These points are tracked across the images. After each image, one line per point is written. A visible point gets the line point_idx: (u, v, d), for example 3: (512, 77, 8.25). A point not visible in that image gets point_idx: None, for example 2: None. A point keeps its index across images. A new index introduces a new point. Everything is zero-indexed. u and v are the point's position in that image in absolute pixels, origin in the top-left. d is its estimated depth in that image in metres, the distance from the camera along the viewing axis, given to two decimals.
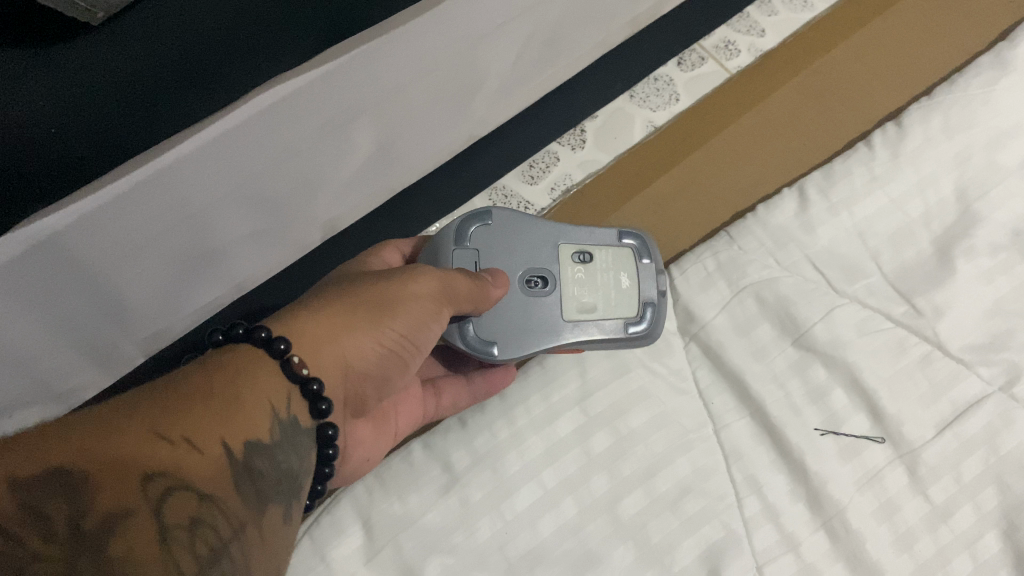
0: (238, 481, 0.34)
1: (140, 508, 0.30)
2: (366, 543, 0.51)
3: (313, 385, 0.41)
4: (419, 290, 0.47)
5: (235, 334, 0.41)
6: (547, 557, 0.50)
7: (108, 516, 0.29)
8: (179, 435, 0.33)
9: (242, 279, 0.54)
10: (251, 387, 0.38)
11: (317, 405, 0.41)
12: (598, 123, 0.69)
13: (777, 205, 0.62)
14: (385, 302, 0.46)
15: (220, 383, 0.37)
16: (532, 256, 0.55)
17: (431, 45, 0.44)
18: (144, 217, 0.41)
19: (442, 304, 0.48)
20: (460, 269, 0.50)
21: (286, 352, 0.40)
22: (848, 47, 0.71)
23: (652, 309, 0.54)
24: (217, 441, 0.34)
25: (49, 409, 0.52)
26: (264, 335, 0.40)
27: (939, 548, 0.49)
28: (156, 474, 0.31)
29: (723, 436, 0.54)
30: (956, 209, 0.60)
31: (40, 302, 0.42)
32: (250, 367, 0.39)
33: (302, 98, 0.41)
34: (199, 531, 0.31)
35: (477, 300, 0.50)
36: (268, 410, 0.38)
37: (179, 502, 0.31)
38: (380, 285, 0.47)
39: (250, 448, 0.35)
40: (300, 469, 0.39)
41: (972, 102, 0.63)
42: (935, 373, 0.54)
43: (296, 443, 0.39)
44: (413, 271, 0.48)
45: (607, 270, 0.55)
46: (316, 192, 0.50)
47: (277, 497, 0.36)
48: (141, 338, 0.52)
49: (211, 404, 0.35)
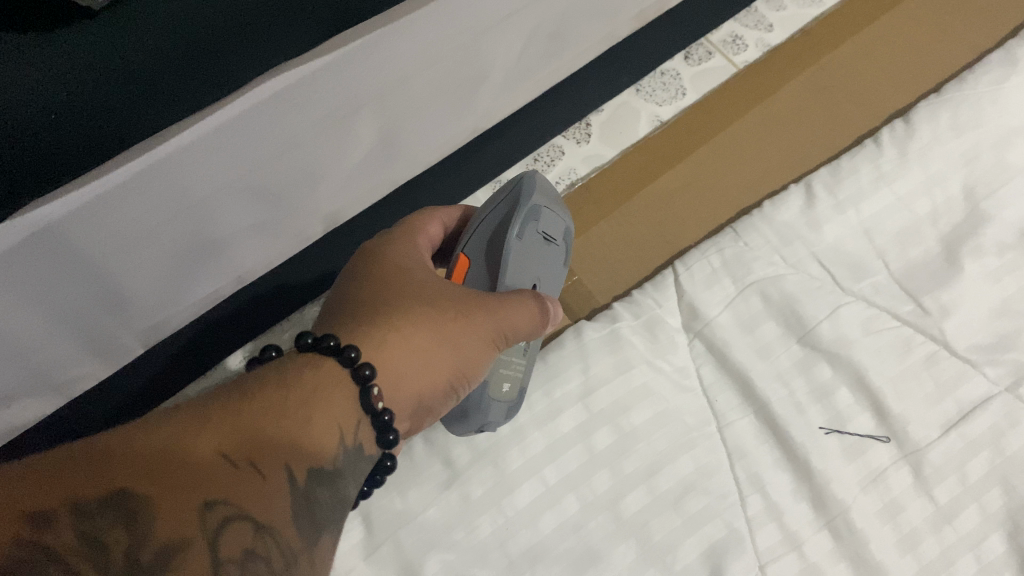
0: (297, 508, 0.32)
1: (195, 541, 0.27)
2: (365, 538, 0.51)
3: (386, 417, 0.39)
4: (480, 332, 0.44)
5: (325, 347, 0.38)
6: (548, 554, 0.50)
7: (163, 549, 0.27)
8: (245, 458, 0.31)
9: (245, 270, 0.54)
10: (323, 409, 0.36)
11: (386, 435, 0.40)
12: (604, 116, 0.68)
13: (784, 201, 0.61)
14: (451, 331, 0.43)
15: (294, 402, 0.35)
16: (549, 274, 0.55)
17: (436, 35, 0.43)
18: (147, 207, 0.40)
19: (498, 342, 0.46)
20: (532, 296, 0.47)
21: (369, 380, 0.38)
22: (857, 43, 0.70)
23: (474, 422, 0.50)
24: (281, 465, 0.32)
25: (46, 400, 0.51)
26: (353, 356, 0.38)
27: (943, 549, 0.49)
28: (216, 502, 0.29)
29: (726, 433, 0.54)
30: (963, 208, 0.60)
31: (45, 291, 0.41)
32: (329, 389, 0.37)
33: (307, 86, 0.40)
34: (252, 566, 0.28)
35: (537, 328, 0.48)
36: (336, 436, 0.36)
37: (235, 534, 0.28)
38: (445, 311, 0.44)
39: (311, 474, 0.34)
40: (351, 495, 0.37)
41: (981, 100, 0.63)
42: (940, 373, 0.54)
43: (357, 470, 0.37)
44: (477, 302, 0.45)
45: (517, 366, 0.52)
46: (319, 182, 0.50)
47: (330, 524, 0.34)
48: (142, 328, 0.51)
49: (281, 424, 0.33)
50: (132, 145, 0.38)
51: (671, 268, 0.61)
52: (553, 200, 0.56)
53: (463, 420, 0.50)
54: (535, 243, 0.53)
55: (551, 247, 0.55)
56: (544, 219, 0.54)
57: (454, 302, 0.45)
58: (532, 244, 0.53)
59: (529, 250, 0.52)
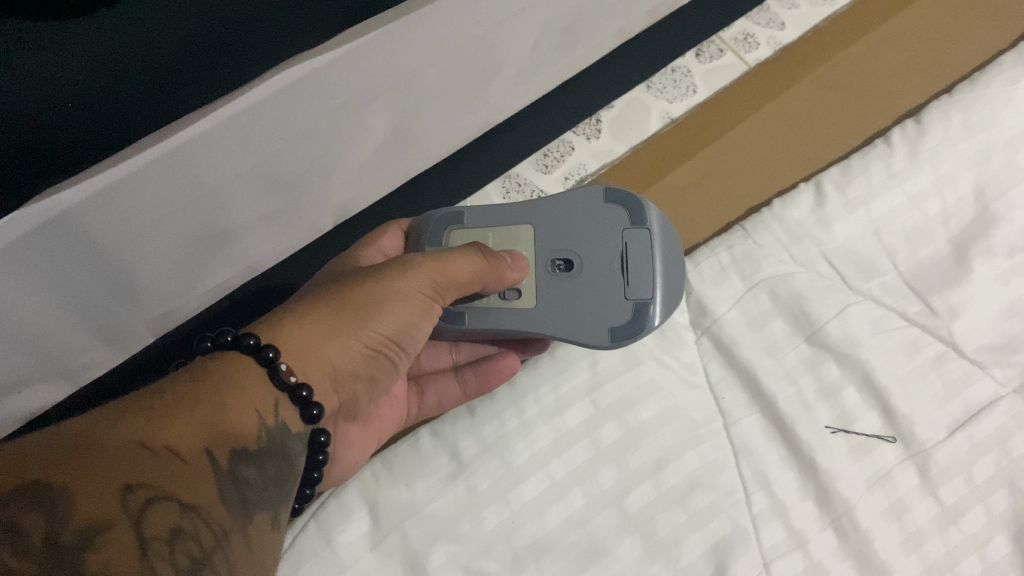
0: (224, 488, 0.33)
1: (117, 522, 0.28)
2: (372, 529, 0.51)
3: (303, 391, 0.40)
4: (406, 287, 0.46)
5: (224, 341, 0.40)
6: (554, 548, 0.50)
7: (85, 530, 0.28)
8: (161, 444, 0.32)
9: (257, 260, 0.54)
10: (236, 395, 0.37)
11: (308, 411, 0.40)
12: (614, 113, 0.68)
13: (794, 199, 0.61)
14: (371, 303, 0.45)
15: (206, 391, 0.36)
16: (587, 294, 0.49)
17: (449, 27, 0.43)
18: (160, 195, 0.41)
19: (436, 295, 0.47)
20: (470, 252, 0.47)
21: (274, 360, 0.40)
22: (869, 42, 0.69)
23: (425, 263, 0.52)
24: (201, 449, 0.33)
25: (56, 387, 0.52)
26: (252, 342, 0.40)
27: (948, 549, 0.49)
28: (137, 485, 0.30)
29: (732, 431, 0.54)
30: (974, 208, 0.60)
31: (57, 277, 0.42)
32: (237, 376, 0.38)
33: (321, 77, 0.40)
34: (180, 544, 0.30)
35: (484, 280, 0.47)
36: (255, 418, 0.37)
37: (160, 513, 0.30)
38: (365, 284, 0.46)
39: (235, 456, 0.35)
40: (293, 471, 0.39)
41: (994, 101, 0.63)
42: (948, 374, 0.54)
43: (286, 449, 0.38)
44: (402, 265, 0.46)
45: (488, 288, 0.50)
46: (331, 173, 0.50)
47: (265, 504, 0.36)
48: (154, 316, 0.52)
49: (196, 412, 0.34)
50: (133, 142, 0.38)
51: None
52: (631, 218, 0.50)
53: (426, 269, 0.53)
54: (597, 216, 0.51)
55: (616, 261, 0.50)
56: (607, 217, 0.51)
57: (376, 272, 0.46)
58: (578, 210, 0.51)
59: (570, 215, 0.51)
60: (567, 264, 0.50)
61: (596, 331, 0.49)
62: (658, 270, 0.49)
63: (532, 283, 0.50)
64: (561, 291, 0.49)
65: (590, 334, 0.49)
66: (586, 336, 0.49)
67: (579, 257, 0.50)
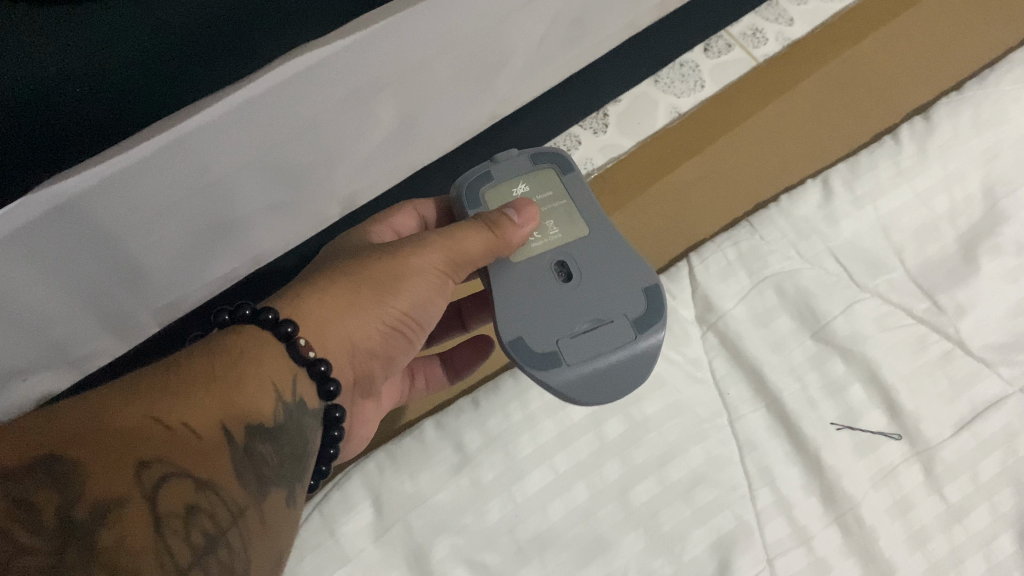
0: (239, 467, 0.32)
1: (133, 497, 0.27)
2: (376, 520, 0.51)
3: (321, 366, 0.39)
4: (422, 264, 0.44)
5: (241, 314, 0.39)
6: (558, 541, 0.50)
7: (99, 506, 0.26)
8: (177, 420, 0.31)
9: (262, 251, 0.54)
10: (254, 368, 0.36)
11: (326, 387, 0.40)
12: (622, 107, 0.69)
13: (801, 195, 0.61)
14: (387, 281, 0.44)
15: (222, 366, 0.35)
16: (551, 302, 0.45)
17: (463, 18, 0.43)
18: (168, 182, 0.40)
19: (450, 271, 0.45)
20: (474, 225, 0.45)
21: (292, 335, 0.39)
22: (880, 38, 0.69)
23: (510, 154, 0.51)
24: (216, 425, 0.32)
25: (61, 374, 0.52)
26: (270, 317, 0.39)
27: (952, 548, 0.49)
28: (152, 461, 0.28)
29: (737, 427, 0.54)
30: (982, 206, 0.59)
31: (64, 265, 0.42)
32: (255, 350, 0.37)
33: (332, 65, 0.40)
34: (195, 521, 0.28)
35: (496, 253, 0.45)
36: (272, 394, 0.36)
37: (176, 490, 0.28)
38: (382, 258, 0.44)
39: (251, 433, 0.33)
40: (308, 448, 0.38)
41: (1003, 98, 0.62)
42: (955, 371, 0.54)
43: (302, 425, 0.37)
44: (414, 244, 0.45)
45: (497, 197, 0.50)
46: (340, 163, 0.50)
47: (281, 481, 0.34)
48: (159, 306, 0.52)
49: (212, 387, 0.33)
50: (150, 125, 0.38)
51: (686, 260, 0.60)
52: (639, 318, 0.45)
53: (503, 154, 0.51)
54: (620, 287, 0.46)
55: (586, 322, 0.45)
56: (625, 296, 0.46)
57: (388, 249, 0.45)
58: (617, 270, 0.47)
59: (611, 266, 0.47)
60: (568, 272, 0.47)
61: (511, 331, 0.44)
62: (603, 360, 0.44)
63: (533, 250, 0.47)
64: (532, 289, 0.46)
65: (511, 328, 0.44)
66: (505, 323, 0.45)
67: (581, 282, 0.46)
